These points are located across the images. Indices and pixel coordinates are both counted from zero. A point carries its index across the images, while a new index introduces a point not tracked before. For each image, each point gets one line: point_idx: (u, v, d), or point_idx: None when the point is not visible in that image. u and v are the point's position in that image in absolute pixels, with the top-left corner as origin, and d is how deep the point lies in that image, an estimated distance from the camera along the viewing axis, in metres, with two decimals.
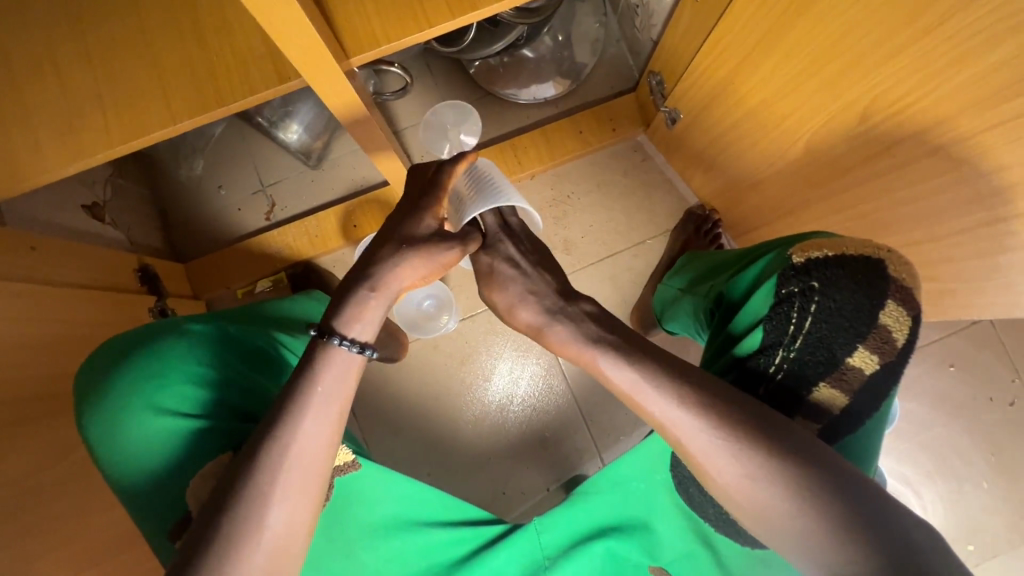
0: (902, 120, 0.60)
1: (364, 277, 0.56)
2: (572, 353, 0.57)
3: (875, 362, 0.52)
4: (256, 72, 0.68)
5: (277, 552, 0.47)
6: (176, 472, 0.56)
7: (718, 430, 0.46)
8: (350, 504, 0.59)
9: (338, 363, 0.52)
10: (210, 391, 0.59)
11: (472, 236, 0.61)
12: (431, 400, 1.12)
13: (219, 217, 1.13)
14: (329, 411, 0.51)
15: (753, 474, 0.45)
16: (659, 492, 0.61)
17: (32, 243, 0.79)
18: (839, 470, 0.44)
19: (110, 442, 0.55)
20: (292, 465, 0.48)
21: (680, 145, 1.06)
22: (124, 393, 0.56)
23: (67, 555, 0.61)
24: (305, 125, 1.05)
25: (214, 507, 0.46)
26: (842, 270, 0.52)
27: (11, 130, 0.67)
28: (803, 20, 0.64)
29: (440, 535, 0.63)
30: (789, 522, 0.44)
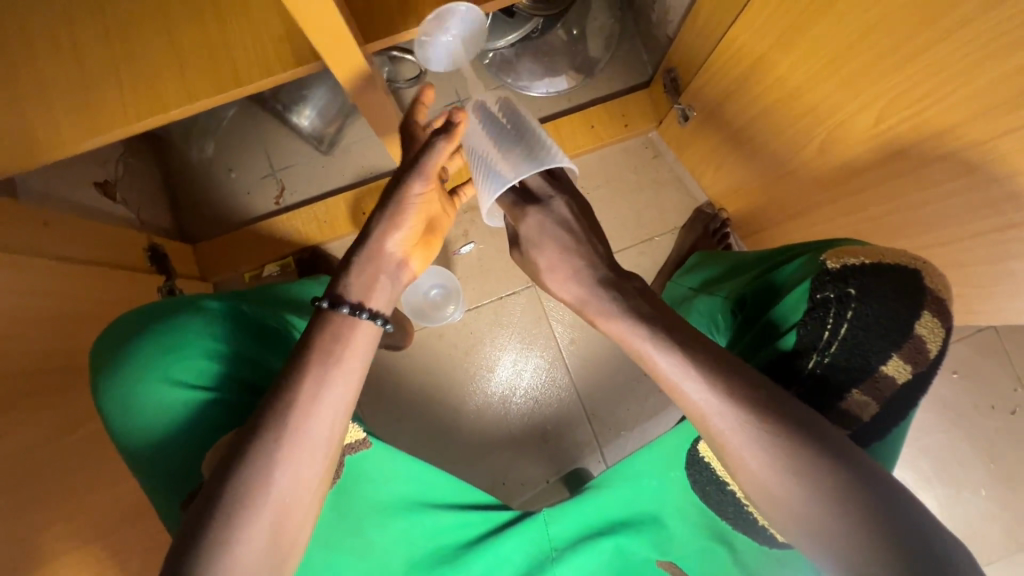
0: (919, 122, 0.60)
1: (360, 251, 0.57)
2: (616, 331, 0.55)
3: (908, 371, 0.49)
4: (273, 53, 0.68)
5: (284, 514, 0.47)
6: (190, 445, 0.56)
7: (734, 408, 0.46)
8: (360, 484, 0.60)
9: (343, 326, 0.53)
10: (224, 366, 0.59)
11: (437, 146, 0.57)
12: (435, 389, 1.12)
13: (229, 199, 1.13)
14: (338, 376, 0.51)
15: (762, 452, 0.45)
16: (672, 489, 0.60)
17: (45, 218, 0.80)
18: (850, 450, 0.44)
19: (126, 414, 0.55)
20: (301, 427, 0.48)
21: (691, 143, 1.06)
22: (139, 365, 0.57)
23: (73, 528, 0.62)
24: (318, 110, 1.05)
25: (226, 465, 0.47)
26: (879, 277, 0.50)
27: (28, 103, 0.67)
28: (825, 17, 0.64)
29: (448, 518, 0.63)
30: (795, 499, 0.44)
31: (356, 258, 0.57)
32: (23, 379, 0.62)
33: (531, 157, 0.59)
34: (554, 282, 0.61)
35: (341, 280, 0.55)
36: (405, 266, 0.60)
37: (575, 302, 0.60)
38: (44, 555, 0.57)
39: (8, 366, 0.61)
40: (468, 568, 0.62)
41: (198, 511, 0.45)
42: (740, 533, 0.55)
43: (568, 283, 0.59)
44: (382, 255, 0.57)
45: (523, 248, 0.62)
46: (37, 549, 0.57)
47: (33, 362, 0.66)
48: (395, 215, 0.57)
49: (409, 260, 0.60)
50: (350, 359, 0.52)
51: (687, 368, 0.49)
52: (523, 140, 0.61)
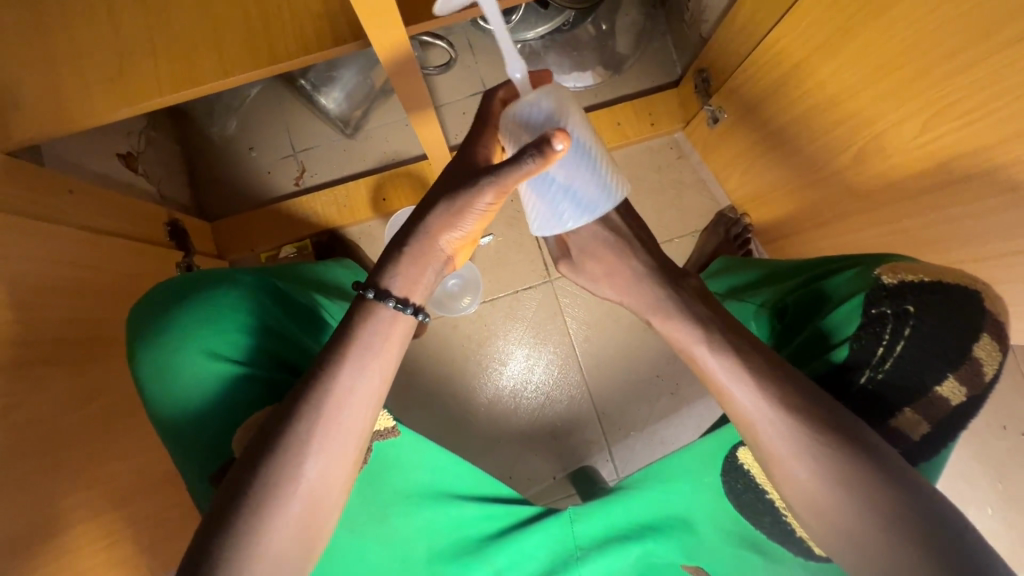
0: (965, 135, 0.59)
1: (410, 241, 0.53)
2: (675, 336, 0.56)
3: (963, 394, 0.48)
4: (311, 32, 0.67)
5: (314, 503, 0.47)
6: (223, 419, 0.56)
7: (781, 417, 0.47)
8: (387, 469, 0.60)
9: (379, 317, 0.51)
10: (257, 342, 0.59)
11: (525, 164, 0.46)
12: (447, 380, 1.12)
13: (249, 178, 1.12)
14: (374, 368, 0.50)
15: (805, 462, 0.46)
16: (705, 495, 0.59)
17: (70, 186, 0.79)
18: (889, 468, 0.44)
19: (161, 383, 0.55)
20: (335, 417, 0.48)
21: (718, 146, 1.06)
22: (177, 335, 0.56)
23: (90, 496, 0.62)
24: (346, 93, 1.02)
25: (256, 453, 0.47)
26: (940, 296, 0.49)
27: (66, 69, 0.67)
28: (876, 23, 0.63)
29: (471, 510, 0.63)
30: (837, 512, 0.45)
31: (402, 256, 0.53)
32: (46, 346, 0.62)
33: (585, 206, 0.55)
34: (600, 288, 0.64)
35: (386, 270, 0.53)
36: (449, 264, 0.57)
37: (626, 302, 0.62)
38: (60, 522, 0.58)
39: (32, 333, 0.61)
40: (490, 561, 0.62)
41: (226, 495, 0.45)
42: (773, 543, 0.55)
43: (609, 290, 0.63)
44: (433, 250, 0.53)
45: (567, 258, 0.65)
46: (54, 514, 0.57)
47: (59, 331, 0.65)
48: (454, 214, 0.52)
49: (454, 258, 0.57)
50: (387, 351, 0.51)
51: (742, 372, 0.50)
52: (589, 179, 0.54)
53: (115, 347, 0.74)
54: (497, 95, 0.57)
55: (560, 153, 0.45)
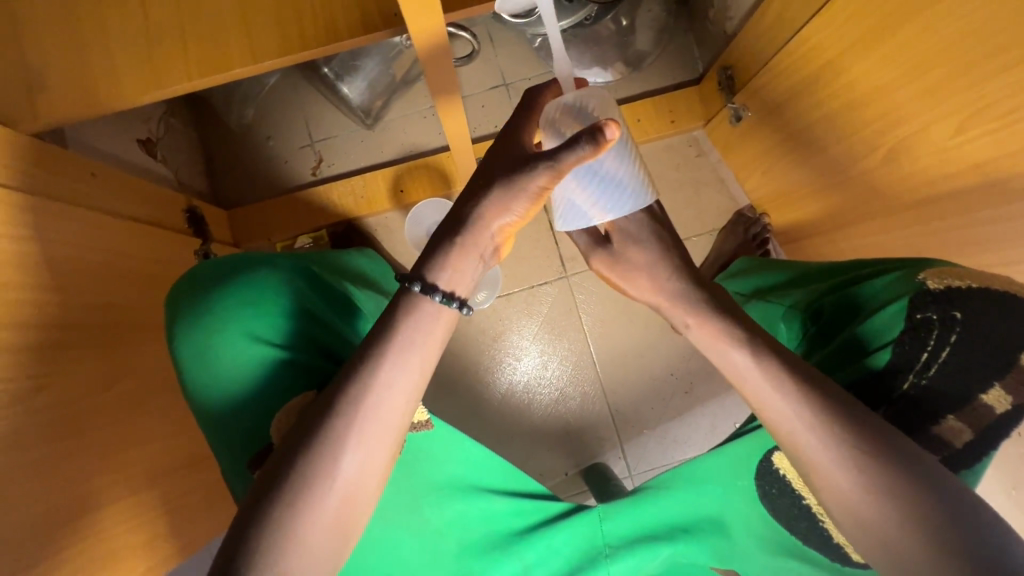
0: (1001, 137, 0.58)
1: (459, 227, 0.52)
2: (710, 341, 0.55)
3: (1007, 402, 0.47)
4: (343, 18, 0.66)
5: (348, 499, 0.47)
6: (262, 403, 0.56)
7: (820, 423, 0.47)
8: (418, 462, 0.60)
9: (423, 311, 0.51)
10: (296, 328, 0.59)
11: (578, 151, 0.47)
12: (462, 374, 1.12)
13: (267, 167, 1.12)
14: (410, 363, 0.50)
15: (843, 468, 0.46)
16: (737, 500, 0.59)
17: (93, 169, 0.78)
18: (929, 474, 0.43)
19: (203, 365, 0.55)
20: (371, 412, 0.48)
21: (740, 144, 1.05)
22: (220, 317, 0.56)
23: (113, 481, 0.61)
24: (369, 82, 1.01)
25: (292, 444, 0.46)
26: (987, 302, 0.48)
27: (92, 52, 0.67)
28: (912, 23, 0.63)
29: (501, 504, 0.63)
30: (874, 517, 0.45)
31: (454, 242, 0.52)
32: (72, 330, 0.62)
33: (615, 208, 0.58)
34: (634, 283, 0.61)
35: (432, 260, 0.52)
36: (497, 253, 0.56)
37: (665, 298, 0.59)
38: (89, 503, 0.58)
39: (61, 316, 0.61)
40: (519, 557, 0.62)
41: (261, 488, 0.45)
42: (812, 551, 0.54)
43: (647, 285, 0.60)
44: (482, 236, 0.52)
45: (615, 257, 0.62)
46: (84, 495, 0.57)
47: (85, 315, 0.65)
48: (506, 199, 0.52)
49: (501, 247, 0.56)
50: (423, 345, 0.51)
51: (776, 380, 0.50)
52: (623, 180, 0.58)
53: (139, 331, 0.74)
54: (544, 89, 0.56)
55: (612, 141, 0.46)
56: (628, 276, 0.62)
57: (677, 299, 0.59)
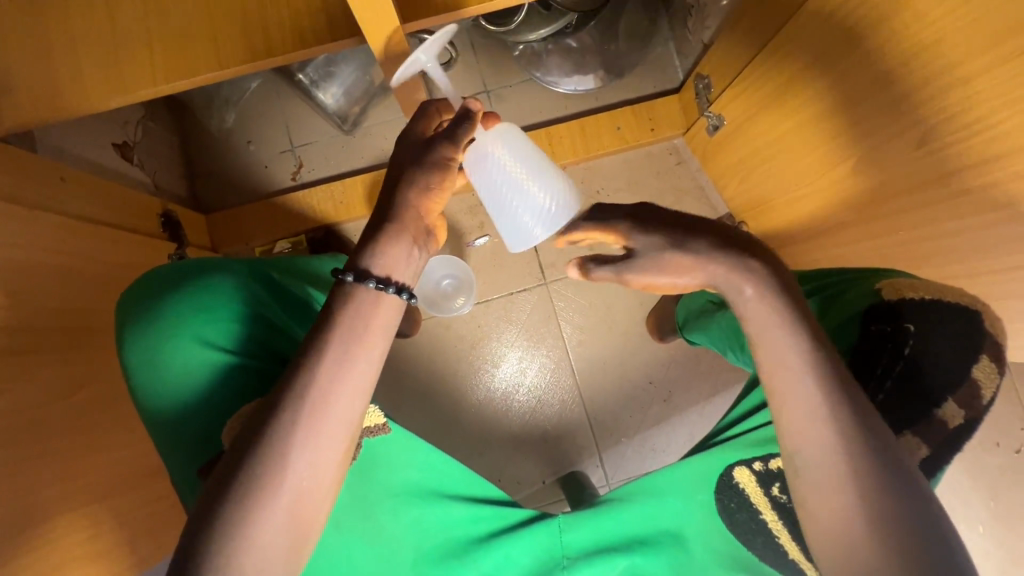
0: (960, 150, 0.58)
1: (385, 214, 0.53)
2: (765, 315, 0.50)
3: (961, 416, 0.48)
4: (308, 25, 0.66)
5: (301, 497, 0.46)
6: (210, 408, 0.55)
7: (851, 433, 0.45)
8: (376, 467, 0.61)
9: (366, 303, 0.50)
10: (251, 333, 0.59)
11: (462, 131, 0.54)
12: (439, 381, 1.11)
13: (246, 172, 1.12)
14: (355, 354, 0.49)
15: (850, 486, 0.44)
16: (699, 514, 0.60)
17: (62, 174, 0.78)
18: (898, 474, 0.44)
19: (151, 368, 0.55)
20: (318, 408, 0.47)
21: (718, 153, 1.05)
22: (170, 321, 0.56)
23: (71, 489, 0.61)
24: (344, 89, 1.01)
25: (241, 446, 0.46)
26: (938, 313, 0.51)
27: (58, 56, 0.67)
28: (875, 34, 0.63)
29: (459, 510, 0.63)
30: (836, 517, 0.45)
31: (384, 227, 0.52)
32: (33, 335, 0.61)
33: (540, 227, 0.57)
34: (672, 272, 0.52)
35: (365, 251, 0.51)
36: (432, 237, 0.56)
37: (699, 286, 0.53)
38: (42, 513, 0.57)
39: (23, 321, 0.60)
40: (477, 565, 0.61)
41: (211, 492, 0.45)
42: (766, 566, 0.56)
43: (683, 272, 0.52)
44: (411, 216, 0.53)
45: (636, 254, 0.53)
46: (38, 504, 0.56)
47: (48, 321, 0.65)
48: (423, 177, 0.53)
49: (434, 232, 0.57)
50: (368, 336, 0.50)
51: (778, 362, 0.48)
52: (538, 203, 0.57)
53: (103, 336, 0.73)
54: (432, 108, 0.58)
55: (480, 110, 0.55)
56: (657, 266, 0.52)
57: (725, 270, 0.51)
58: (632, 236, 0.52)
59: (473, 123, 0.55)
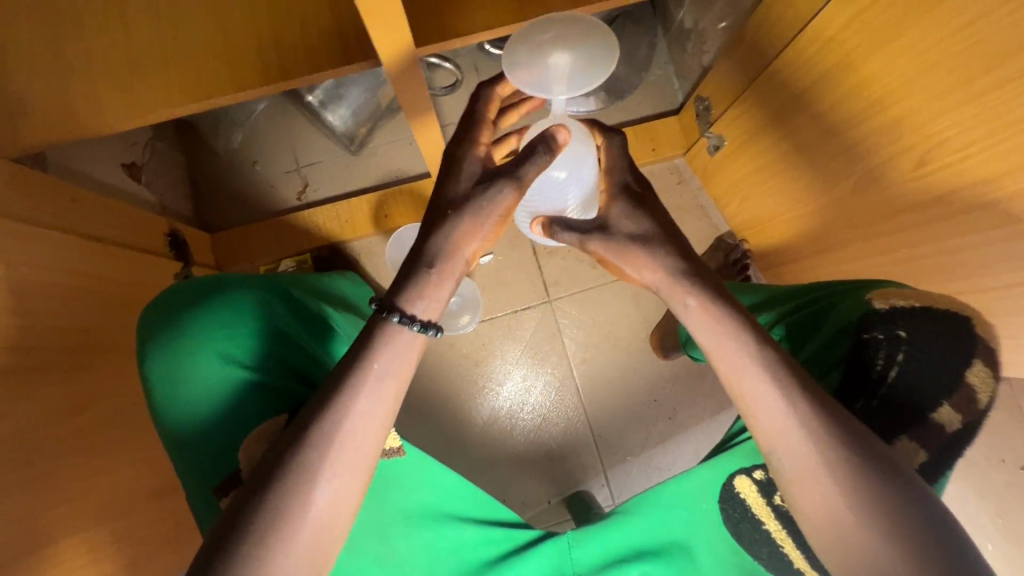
0: (958, 171, 0.60)
1: (427, 252, 0.52)
2: (712, 340, 0.51)
3: (959, 420, 0.47)
4: (322, 50, 0.68)
5: (321, 531, 0.46)
6: (228, 427, 0.55)
7: (821, 434, 0.46)
8: (389, 487, 0.61)
9: (398, 342, 0.50)
10: (268, 348, 0.59)
11: (536, 159, 0.52)
12: (443, 400, 1.10)
13: (251, 191, 1.13)
14: (387, 388, 0.49)
15: (832, 482, 0.45)
16: (703, 523, 0.60)
17: (73, 195, 0.78)
18: (912, 488, 0.43)
19: (169, 388, 0.55)
20: (344, 436, 0.47)
21: (718, 173, 1.07)
22: (189, 338, 0.56)
23: (77, 508, 0.60)
24: (353, 111, 1.03)
25: (264, 473, 0.45)
26: (928, 319, 0.50)
27: (73, 79, 0.68)
28: (874, 59, 0.65)
29: (472, 532, 0.62)
30: (856, 534, 0.43)
31: (427, 270, 0.52)
32: (41, 354, 0.61)
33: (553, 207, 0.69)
34: (632, 267, 0.55)
35: (405, 291, 0.51)
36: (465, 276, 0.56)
37: (648, 285, 0.57)
38: (45, 534, 0.56)
39: (32, 340, 0.60)
40: None
41: (227, 520, 0.43)
42: None
43: (651, 268, 0.55)
44: (456, 256, 0.52)
45: (612, 233, 0.55)
46: (41, 525, 0.55)
47: (58, 339, 0.64)
48: (472, 219, 0.52)
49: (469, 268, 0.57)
50: (394, 366, 0.50)
51: (756, 371, 0.49)
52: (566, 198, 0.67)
53: (107, 354, 0.72)
54: (484, 97, 0.57)
55: (562, 144, 0.53)
56: (622, 252, 0.55)
57: (676, 279, 0.54)
58: (617, 216, 0.55)
59: (550, 152, 0.53)
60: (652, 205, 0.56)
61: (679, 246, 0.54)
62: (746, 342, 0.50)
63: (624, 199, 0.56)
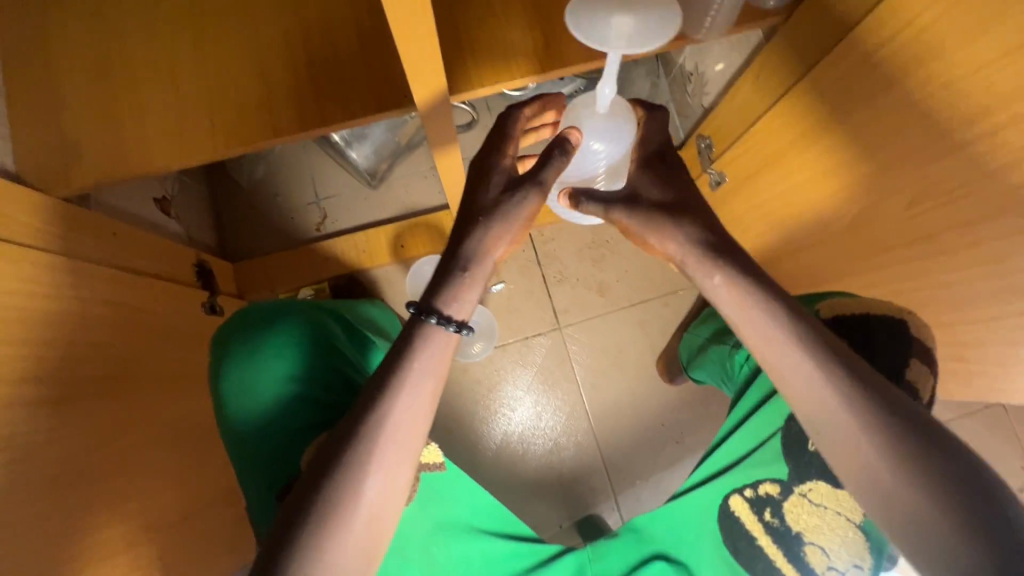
0: (944, 213, 0.64)
1: (458, 256, 0.55)
2: (734, 304, 0.53)
3: None
4: (358, 99, 0.73)
5: (372, 526, 0.48)
6: (287, 432, 0.66)
7: (850, 392, 0.47)
8: (429, 500, 0.66)
9: (436, 340, 0.52)
10: (321, 366, 0.70)
11: (554, 162, 0.56)
12: (457, 425, 1.13)
13: (274, 222, 1.17)
14: (425, 390, 0.51)
15: (881, 460, 0.45)
16: (704, 543, 0.66)
17: (114, 229, 0.82)
18: (942, 440, 0.43)
19: (240, 396, 0.67)
20: (388, 435, 0.49)
21: (720, 206, 1.13)
22: (254, 357, 0.68)
23: (114, 534, 0.62)
24: (375, 150, 1.09)
25: (315, 474, 0.48)
26: (868, 326, 0.61)
27: (122, 124, 0.73)
28: (867, 109, 0.71)
29: (502, 546, 0.67)
30: (889, 485, 0.44)
31: (459, 271, 0.54)
32: (85, 383, 0.64)
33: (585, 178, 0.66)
34: (656, 239, 0.57)
35: (439, 292, 0.54)
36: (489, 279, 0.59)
37: (670, 259, 0.58)
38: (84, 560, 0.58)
39: (79, 370, 0.63)
40: None
41: (286, 520, 0.46)
42: None
43: (675, 235, 0.56)
44: (484, 258, 0.55)
45: (636, 201, 0.57)
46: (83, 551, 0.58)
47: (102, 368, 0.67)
48: (498, 224, 0.55)
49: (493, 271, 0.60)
50: (430, 372, 0.52)
51: (781, 335, 0.50)
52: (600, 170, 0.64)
53: (152, 380, 0.76)
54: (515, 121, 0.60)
55: (575, 145, 0.58)
56: (647, 221, 0.57)
57: (700, 252, 0.55)
58: (644, 186, 0.58)
59: (566, 155, 0.57)
60: (678, 178, 0.59)
61: (703, 220, 0.56)
62: (768, 305, 0.52)
63: (649, 167, 0.59)
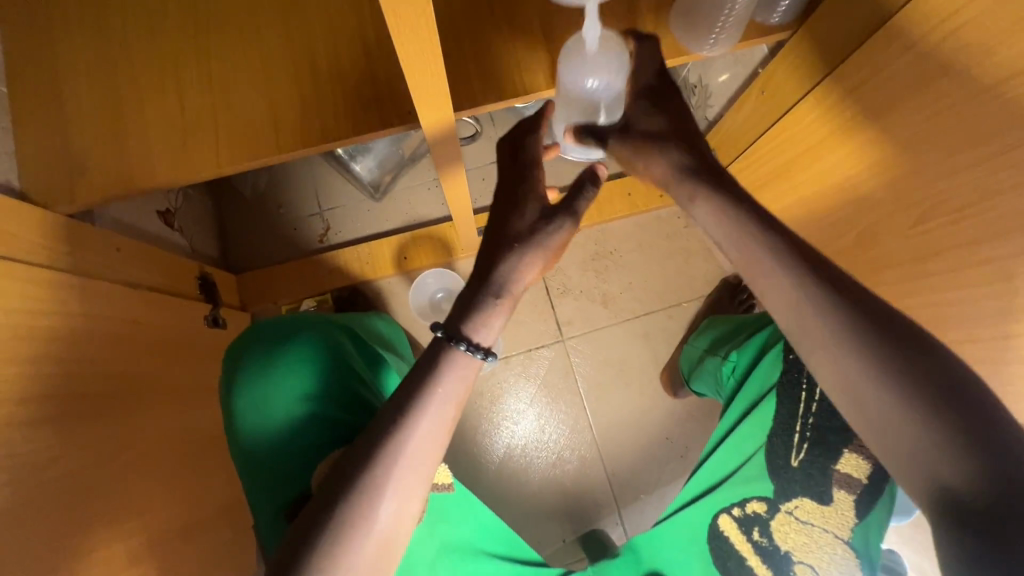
0: (953, 231, 0.63)
1: (489, 284, 0.54)
2: (724, 227, 0.51)
3: None
4: (364, 114, 0.73)
5: (382, 548, 0.47)
6: (300, 453, 0.65)
7: (846, 325, 0.42)
8: (437, 521, 0.65)
9: (460, 363, 0.51)
10: (334, 383, 0.70)
11: (587, 193, 0.58)
12: (461, 438, 1.13)
13: (277, 233, 1.17)
14: (446, 414, 0.50)
15: (882, 400, 0.40)
16: (694, 561, 0.73)
17: (116, 244, 0.82)
18: (947, 370, 0.39)
19: (254, 412, 0.66)
20: (403, 456, 0.48)
21: None
22: (268, 374, 0.68)
23: (113, 554, 0.61)
24: (379, 162, 1.09)
25: (327, 492, 0.47)
26: None
27: (128, 138, 0.73)
28: (879, 124, 0.71)
29: (507, 568, 0.67)
30: (888, 425, 0.39)
31: (488, 297, 0.54)
32: (87, 402, 0.63)
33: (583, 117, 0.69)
34: (645, 163, 0.59)
35: (467, 317, 0.53)
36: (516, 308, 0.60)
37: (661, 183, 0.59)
38: None
39: (81, 388, 0.63)
40: None
41: (296, 537, 0.45)
42: None
43: (663, 159, 0.57)
44: (516, 285, 0.55)
45: (628, 131, 0.59)
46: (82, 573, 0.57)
47: (105, 384, 0.67)
48: (533, 253, 0.56)
49: None
50: (450, 396, 0.51)
51: (777, 267, 0.47)
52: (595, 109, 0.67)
53: (153, 396, 0.75)
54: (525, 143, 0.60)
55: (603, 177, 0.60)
56: (639, 150, 0.58)
57: (685, 174, 0.55)
58: (637, 113, 0.59)
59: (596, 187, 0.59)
60: (673, 105, 0.59)
61: (694, 144, 0.56)
62: (757, 230, 0.49)
63: (643, 97, 0.60)
